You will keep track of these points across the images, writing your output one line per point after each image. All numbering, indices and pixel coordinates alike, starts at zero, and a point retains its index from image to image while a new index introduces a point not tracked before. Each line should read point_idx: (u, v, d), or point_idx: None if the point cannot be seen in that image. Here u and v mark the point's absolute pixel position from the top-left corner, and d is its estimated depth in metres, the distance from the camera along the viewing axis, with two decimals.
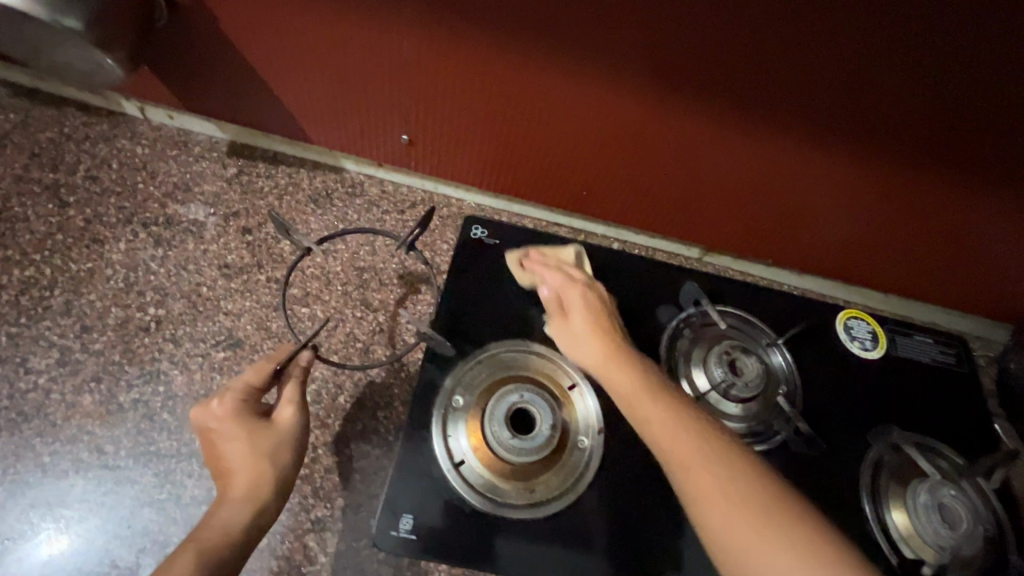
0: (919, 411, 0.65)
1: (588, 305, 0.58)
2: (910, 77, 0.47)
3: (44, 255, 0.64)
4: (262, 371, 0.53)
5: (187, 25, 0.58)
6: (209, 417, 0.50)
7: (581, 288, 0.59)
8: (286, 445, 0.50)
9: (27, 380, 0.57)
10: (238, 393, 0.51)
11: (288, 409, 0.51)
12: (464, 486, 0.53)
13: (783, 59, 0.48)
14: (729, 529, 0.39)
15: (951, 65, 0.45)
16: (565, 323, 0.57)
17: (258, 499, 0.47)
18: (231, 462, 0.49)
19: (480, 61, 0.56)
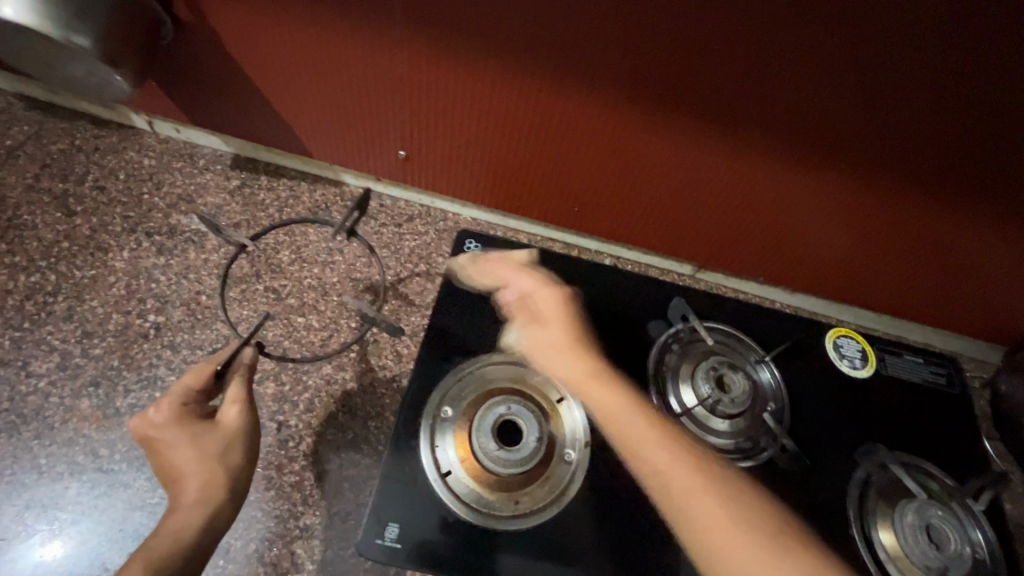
0: (908, 431, 0.65)
1: (563, 317, 0.61)
2: (885, 98, 0.49)
3: (50, 261, 0.65)
4: (203, 372, 0.54)
5: (195, 43, 0.60)
6: (149, 427, 0.52)
7: (555, 296, 0.62)
8: (235, 445, 0.52)
9: (27, 383, 0.58)
10: (178, 398, 0.53)
11: (231, 408, 0.53)
12: (450, 496, 0.53)
13: (761, 79, 0.50)
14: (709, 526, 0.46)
15: (922, 85, 0.47)
16: (539, 332, 0.59)
17: (209, 501, 0.49)
18: (179, 467, 0.50)
19: (475, 80, 0.58)
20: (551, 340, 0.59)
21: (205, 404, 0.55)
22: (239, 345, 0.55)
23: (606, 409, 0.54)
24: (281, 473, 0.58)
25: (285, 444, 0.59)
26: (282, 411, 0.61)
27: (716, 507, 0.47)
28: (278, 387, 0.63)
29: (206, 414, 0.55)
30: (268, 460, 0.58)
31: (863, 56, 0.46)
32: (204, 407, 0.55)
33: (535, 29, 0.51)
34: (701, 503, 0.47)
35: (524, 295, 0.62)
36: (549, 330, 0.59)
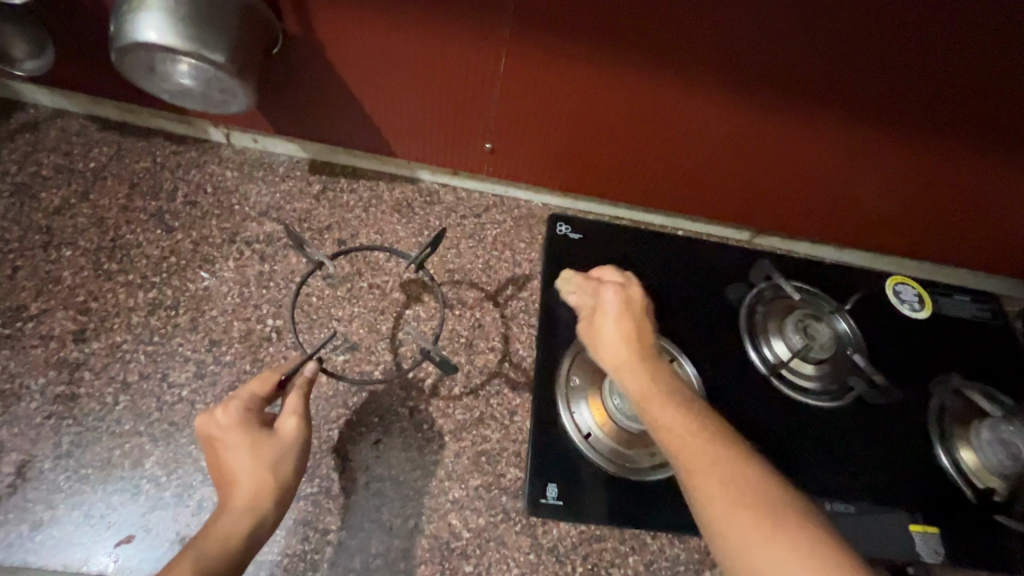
0: (971, 362, 0.72)
1: (619, 310, 0.51)
2: (958, 64, 0.55)
3: (162, 277, 0.67)
4: (266, 381, 0.55)
5: (298, 54, 0.63)
6: (213, 427, 0.52)
7: (615, 288, 0.54)
8: (288, 457, 0.52)
9: (171, 393, 0.60)
10: (243, 403, 0.53)
11: (290, 420, 0.53)
12: (595, 454, 0.59)
13: (851, 52, 0.56)
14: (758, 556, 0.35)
15: (995, 52, 0.54)
16: (590, 326, 0.52)
17: (260, 510, 0.49)
18: (234, 472, 0.51)
19: (567, 70, 0.63)
20: (603, 331, 0.51)
21: (264, 409, 0.55)
22: (304, 359, 0.56)
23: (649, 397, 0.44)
24: (422, 453, 0.62)
25: (420, 427, 0.63)
26: (411, 397, 0.65)
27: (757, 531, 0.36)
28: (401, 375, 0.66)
29: (266, 420, 0.55)
30: (407, 442, 0.62)
31: (947, 26, 0.52)
32: (265, 413, 0.55)
33: (645, 20, 0.56)
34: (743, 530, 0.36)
35: (585, 299, 0.55)
36: (604, 331, 0.50)
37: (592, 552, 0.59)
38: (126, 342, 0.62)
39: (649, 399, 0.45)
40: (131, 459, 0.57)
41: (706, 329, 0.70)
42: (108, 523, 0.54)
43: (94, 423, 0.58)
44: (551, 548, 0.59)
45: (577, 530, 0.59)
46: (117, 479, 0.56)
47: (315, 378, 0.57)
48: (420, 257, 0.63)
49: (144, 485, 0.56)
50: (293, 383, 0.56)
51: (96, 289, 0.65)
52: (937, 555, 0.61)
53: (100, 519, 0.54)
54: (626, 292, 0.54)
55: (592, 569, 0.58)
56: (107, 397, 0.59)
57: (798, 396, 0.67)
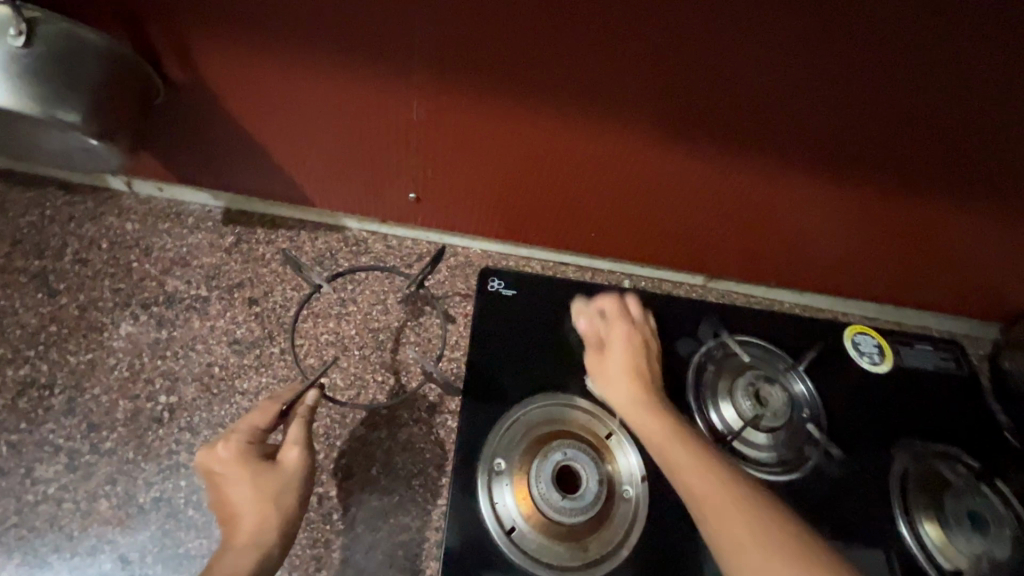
0: (935, 421, 0.67)
1: (630, 346, 0.60)
2: (908, 107, 0.51)
3: (39, 349, 0.60)
4: (268, 411, 0.52)
5: (185, 99, 0.56)
6: (214, 461, 0.48)
7: (627, 329, 0.62)
8: (293, 488, 0.48)
9: (34, 491, 0.53)
10: (243, 437, 0.50)
11: (293, 448, 0.49)
12: (518, 553, 0.51)
13: (791, 100, 0.52)
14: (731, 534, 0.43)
15: (948, 92, 0.50)
16: (601, 359, 0.60)
17: (263, 545, 0.45)
18: (235, 506, 0.46)
19: (489, 118, 0.57)
20: (607, 362, 0.59)
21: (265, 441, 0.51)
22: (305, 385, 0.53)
23: (657, 437, 0.51)
24: (330, 549, 0.55)
25: (330, 517, 0.56)
26: (321, 481, 0.58)
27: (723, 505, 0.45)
28: (313, 457, 0.59)
29: (266, 453, 0.50)
30: (315, 537, 0.55)
31: (898, 69, 0.48)
32: (266, 447, 0.51)
33: (570, 66, 0.51)
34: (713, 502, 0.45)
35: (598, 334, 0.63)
36: (606, 357, 0.60)
37: None
38: None
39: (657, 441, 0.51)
40: None
41: None
42: None
43: None
44: None
45: None
46: None
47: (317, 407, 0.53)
48: (421, 274, 0.67)
49: None
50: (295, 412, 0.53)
51: None
52: None
53: None
54: (638, 333, 0.62)
55: None
56: None
57: (750, 470, 0.60)
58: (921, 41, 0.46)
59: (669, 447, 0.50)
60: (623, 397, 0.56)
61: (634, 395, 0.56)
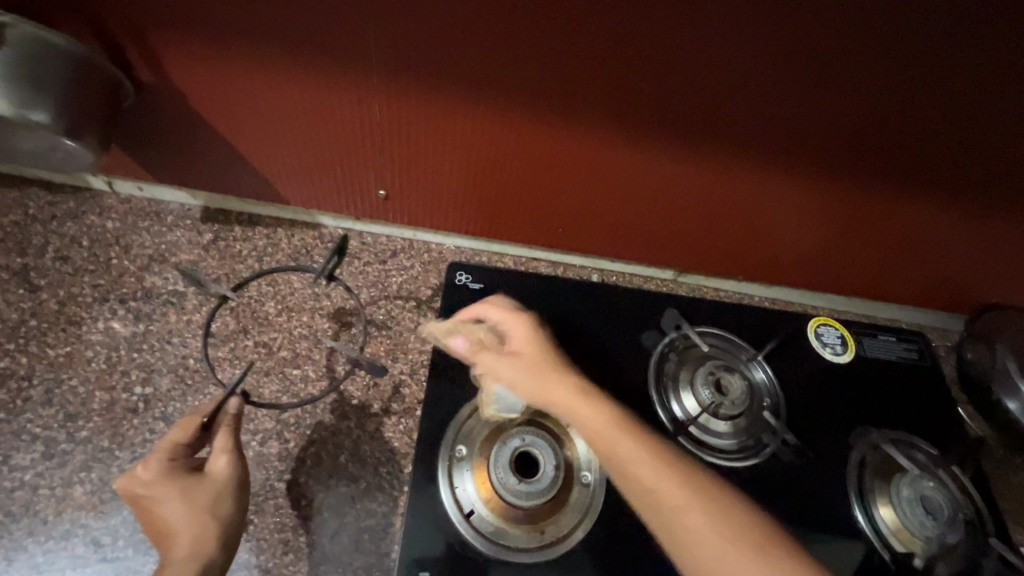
0: (895, 409, 0.69)
1: (519, 333, 0.56)
2: (851, 100, 0.53)
3: (19, 343, 0.62)
4: (188, 427, 0.53)
5: (155, 101, 0.58)
6: (137, 484, 0.50)
7: (504, 318, 0.58)
8: (226, 495, 0.51)
9: (11, 478, 0.54)
10: (165, 453, 0.52)
11: (221, 458, 0.52)
12: (476, 536, 0.53)
13: (738, 96, 0.53)
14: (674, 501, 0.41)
15: (888, 85, 0.51)
16: (495, 354, 0.55)
17: (203, 555, 0.48)
18: (170, 524, 0.49)
19: (449, 116, 0.59)
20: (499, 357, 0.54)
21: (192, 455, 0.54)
22: (225, 395, 0.54)
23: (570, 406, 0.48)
24: (297, 534, 0.57)
25: (298, 503, 0.58)
26: (290, 469, 0.60)
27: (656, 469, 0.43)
28: (282, 445, 0.61)
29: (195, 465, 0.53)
30: (282, 523, 0.57)
31: (836, 65, 0.50)
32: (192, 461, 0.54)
33: (522, 64, 0.53)
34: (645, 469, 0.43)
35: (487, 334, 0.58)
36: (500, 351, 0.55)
37: None
38: None
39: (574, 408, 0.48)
40: None
41: (615, 383, 0.65)
42: None
43: None
44: None
45: None
46: None
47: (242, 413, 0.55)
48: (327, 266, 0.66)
49: None
50: (219, 422, 0.54)
51: None
52: None
53: None
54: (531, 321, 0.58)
55: None
56: None
57: (708, 456, 0.62)
58: (856, 38, 0.47)
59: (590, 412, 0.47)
60: (506, 377, 0.52)
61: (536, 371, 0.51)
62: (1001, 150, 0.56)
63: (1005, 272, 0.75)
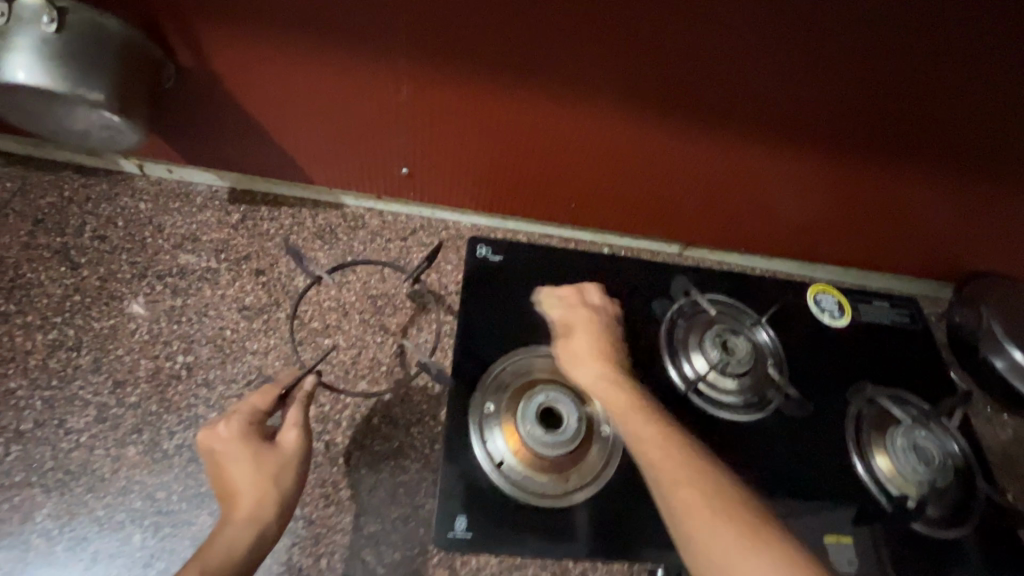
0: (890, 368, 0.73)
1: (591, 330, 0.64)
2: (851, 75, 0.57)
3: (65, 316, 0.65)
4: (268, 395, 0.57)
5: (193, 84, 0.61)
6: (215, 440, 0.54)
7: (589, 314, 0.66)
8: (291, 467, 0.53)
9: (68, 440, 0.58)
10: (244, 417, 0.55)
11: (292, 431, 0.55)
12: (507, 484, 0.57)
13: (746, 73, 0.57)
14: (675, 475, 0.47)
15: (885, 60, 0.55)
16: (567, 343, 0.63)
17: (261, 520, 0.50)
18: (235, 484, 0.52)
19: (471, 95, 0.62)
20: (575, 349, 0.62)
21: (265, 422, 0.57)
22: (304, 373, 0.59)
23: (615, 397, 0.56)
24: (337, 489, 0.61)
25: (336, 461, 0.62)
26: (327, 430, 0.64)
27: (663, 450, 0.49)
28: (318, 409, 0.65)
29: (267, 432, 0.56)
30: (322, 479, 0.61)
31: (838, 41, 0.53)
32: (264, 428, 0.56)
33: (543, 45, 0.56)
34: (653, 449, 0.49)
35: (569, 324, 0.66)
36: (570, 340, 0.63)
37: None
38: (20, 389, 0.60)
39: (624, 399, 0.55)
40: (20, 513, 0.54)
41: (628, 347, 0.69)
42: None
43: None
44: None
45: (496, 560, 0.59)
46: (4, 536, 0.53)
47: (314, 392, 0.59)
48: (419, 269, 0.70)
49: (35, 540, 0.53)
50: (294, 396, 0.58)
51: None
52: (851, 566, 0.60)
53: None
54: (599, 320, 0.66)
55: None
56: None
57: (717, 411, 0.66)
58: (856, 15, 0.51)
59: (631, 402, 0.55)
60: (589, 378, 0.59)
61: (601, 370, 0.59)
62: (987, 123, 0.61)
63: (990, 241, 0.80)
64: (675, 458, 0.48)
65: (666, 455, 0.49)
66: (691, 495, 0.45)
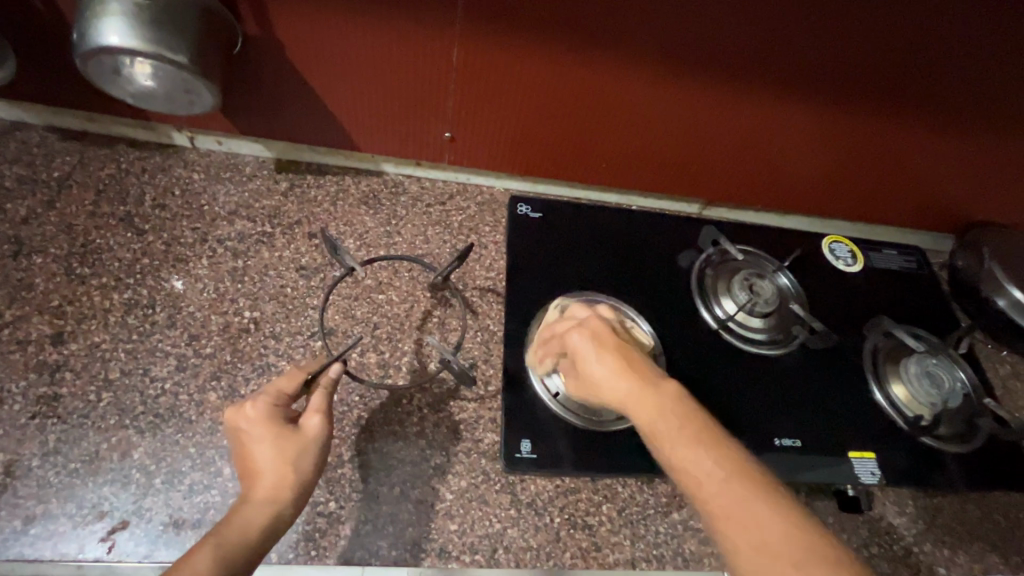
0: (900, 308, 0.80)
1: (595, 349, 0.51)
2: (869, 31, 0.62)
3: (136, 277, 0.69)
4: (294, 379, 0.58)
5: (256, 52, 0.65)
6: (241, 419, 0.53)
7: (584, 331, 0.53)
8: (311, 452, 0.52)
9: (154, 386, 0.62)
10: (269, 399, 0.55)
11: (314, 416, 0.54)
12: (564, 411, 0.65)
13: (772, 31, 0.62)
14: (719, 491, 0.39)
15: (900, 15, 0.60)
16: (579, 381, 0.52)
17: (278, 502, 0.49)
18: (257, 464, 0.51)
19: (516, 59, 0.67)
20: (588, 373, 0.50)
21: (289, 407, 0.57)
22: (330, 359, 0.58)
23: (629, 400, 0.46)
24: (403, 426, 0.65)
25: (399, 402, 0.67)
26: (389, 375, 0.69)
27: (705, 458, 0.40)
28: (379, 356, 0.70)
29: (290, 418, 0.56)
30: (388, 417, 0.66)
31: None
32: (289, 412, 0.56)
33: (587, 8, 0.60)
34: (691, 454, 0.41)
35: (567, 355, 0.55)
36: (581, 372, 0.51)
37: (569, 504, 0.64)
38: (104, 342, 0.64)
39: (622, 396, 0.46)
40: (119, 451, 0.58)
41: (661, 293, 0.75)
42: (100, 513, 0.55)
43: (79, 421, 0.59)
44: (530, 503, 0.63)
45: (553, 485, 0.65)
46: (106, 471, 0.57)
47: (339, 380, 0.58)
48: (449, 268, 0.70)
49: (135, 475, 0.57)
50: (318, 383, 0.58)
51: (70, 293, 0.66)
52: (873, 476, 0.68)
53: (92, 509, 0.55)
54: (603, 333, 0.52)
55: (568, 517, 0.63)
56: (91, 395, 0.61)
57: (745, 346, 0.73)
58: None
59: (639, 403, 0.45)
60: (611, 394, 0.47)
61: (627, 389, 0.46)
62: (988, 76, 0.66)
63: (989, 192, 0.86)
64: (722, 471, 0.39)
65: (710, 467, 0.40)
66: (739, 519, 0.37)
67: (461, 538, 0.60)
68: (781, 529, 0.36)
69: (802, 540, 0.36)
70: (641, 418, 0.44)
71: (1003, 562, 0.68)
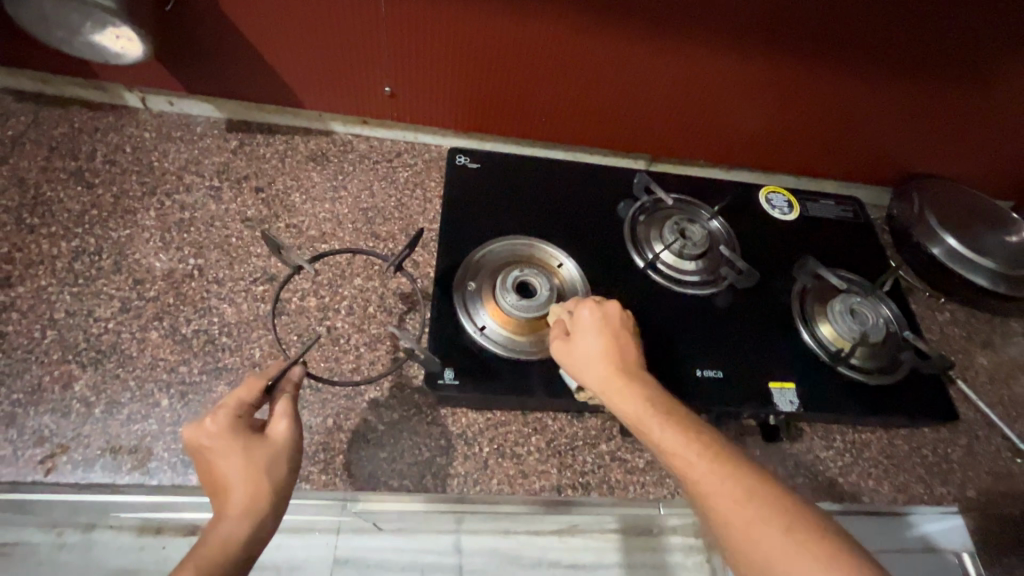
0: (831, 252, 0.82)
1: (596, 329, 0.59)
2: None
3: (85, 227, 0.72)
4: (253, 387, 0.54)
5: (192, 5, 0.68)
6: (202, 436, 0.50)
7: (598, 312, 0.61)
8: (282, 458, 0.51)
9: (97, 325, 0.65)
10: (231, 410, 0.52)
11: (281, 421, 0.52)
12: (489, 343, 0.68)
13: None
14: (702, 473, 0.48)
15: None
16: (567, 345, 0.59)
17: (256, 514, 0.48)
18: (228, 480, 0.48)
19: (445, 8, 0.69)
20: (582, 346, 0.58)
21: (252, 415, 0.54)
22: (288, 364, 0.56)
23: (615, 383, 0.55)
24: (339, 363, 0.68)
25: (337, 342, 0.69)
26: (328, 317, 0.71)
27: (685, 446, 0.50)
28: (319, 300, 0.72)
29: (255, 426, 0.53)
30: (326, 357, 0.68)
31: None
32: (253, 421, 0.54)
33: None
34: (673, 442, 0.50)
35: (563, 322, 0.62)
36: (574, 342, 0.59)
37: (497, 435, 0.67)
38: (51, 285, 0.67)
39: (615, 389, 0.55)
40: (61, 383, 0.61)
41: (595, 238, 0.78)
42: (40, 439, 0.58)
43: (23, 355, 0.62)
44: (460, 434, 0.66)
45: (483, 418, 0.67)
46: (47, 401, 0.60)
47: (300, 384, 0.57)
48: (400, 257, 0.67)
49: (74, 405, 0.60)
50: (279, 390, 0.55)
51: (19, 241, 0.69)
52: (791, 405, 0.69)
53: (32, 437, 0.58)
54: (606, 314, 0.61)
55: (496, 446, 0.66)
56: (35, 332, 0.64)
57: (672, 285, 0.75)
58: None
59: (627, 400, 0.54)
60: (597, 376, 0.56)
61: (611, 371, 0.56)
62: (905, 18, 0.68)
63: (924, 142, 0.88)
64: (702, 455, 0.49)
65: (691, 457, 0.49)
66: (720, 492, 0.47)
67: (389, 465, 0.63)
68: (749, 495, 0.46)
69: (770, 501, 0.46)
70: (628, 414, 0.53)
71: (925, 492, 0.70)
